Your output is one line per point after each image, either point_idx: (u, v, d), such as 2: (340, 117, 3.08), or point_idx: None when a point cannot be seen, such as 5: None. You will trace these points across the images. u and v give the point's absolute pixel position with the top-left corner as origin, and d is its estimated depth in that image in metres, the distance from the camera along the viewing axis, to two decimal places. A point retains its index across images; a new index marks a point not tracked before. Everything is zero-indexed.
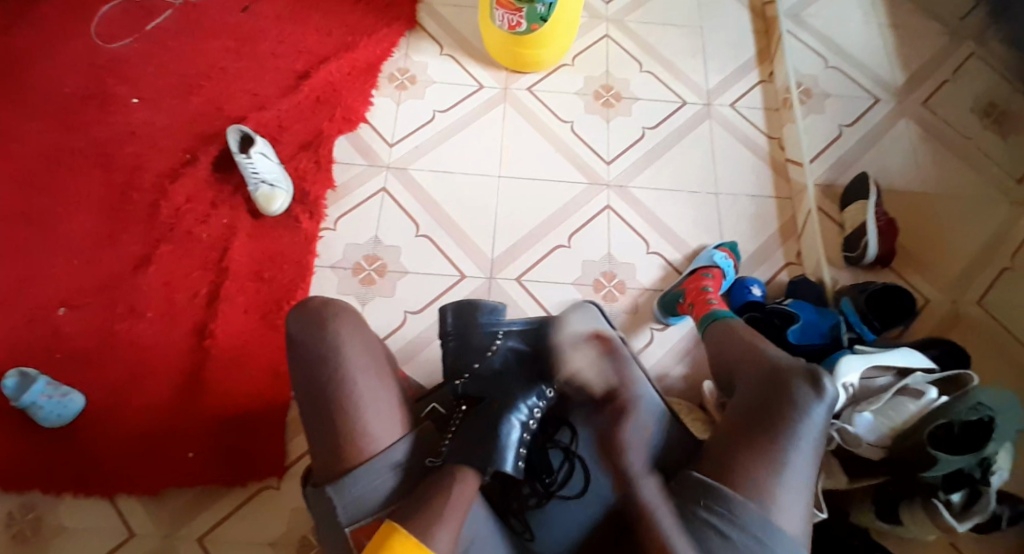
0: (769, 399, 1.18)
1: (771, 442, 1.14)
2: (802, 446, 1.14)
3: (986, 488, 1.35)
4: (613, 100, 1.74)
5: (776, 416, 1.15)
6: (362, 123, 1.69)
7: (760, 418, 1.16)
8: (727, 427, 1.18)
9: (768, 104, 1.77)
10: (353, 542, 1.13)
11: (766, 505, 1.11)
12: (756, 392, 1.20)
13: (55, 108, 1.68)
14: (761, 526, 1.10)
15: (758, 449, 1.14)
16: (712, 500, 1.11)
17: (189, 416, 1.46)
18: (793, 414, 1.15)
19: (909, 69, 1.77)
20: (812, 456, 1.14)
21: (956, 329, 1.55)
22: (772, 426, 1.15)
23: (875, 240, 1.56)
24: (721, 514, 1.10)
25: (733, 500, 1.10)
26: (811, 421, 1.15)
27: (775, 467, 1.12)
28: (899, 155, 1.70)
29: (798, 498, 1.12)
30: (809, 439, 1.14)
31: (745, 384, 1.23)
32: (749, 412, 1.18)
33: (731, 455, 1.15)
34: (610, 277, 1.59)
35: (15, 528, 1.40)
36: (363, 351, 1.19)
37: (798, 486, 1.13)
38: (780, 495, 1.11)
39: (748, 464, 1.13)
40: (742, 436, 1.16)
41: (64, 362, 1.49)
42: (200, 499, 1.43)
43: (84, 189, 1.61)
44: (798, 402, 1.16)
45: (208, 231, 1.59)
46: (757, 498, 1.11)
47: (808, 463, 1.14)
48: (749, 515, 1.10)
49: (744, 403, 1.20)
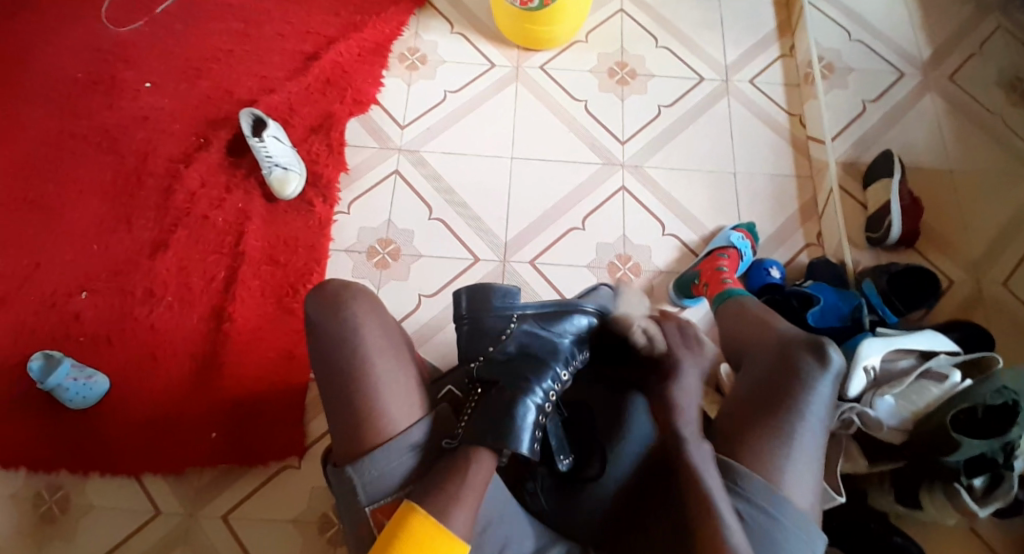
0: (774, 373, 1.17)
1: (777, 416, 1.13)
2: (809, 420, 1.12)
3: (1009, 473, 1.32)
4: (627, 77, 1.70)
5: (781, 389, 1.14)
6: (372, 105, 1.67)
7: (765, 391, 1.15)
8: (732, 404, 1.17)
9: (789, 79, 1.72)
10: (371, 522, 1.13)
11: (775, 480, 1.10)
12: (764, 366, 1.19)
13: (68, 95, 1.68)
14: (770, 501, 1.09)
15: (765, 424, 1.13)
16: (719, 476, 1.12)
17: (209, 398, 1.49)
18: (801, 389, 1.14)
19: (935, 41, 1.71)
20: (821, 429, 1.13)
21: (980, 309, 1.51)
22: (776, 400, 1.14)
23: (898, 221, 1.52)
24: (729, 491, 1.11)
25: (742, 477, 1.10)
26: (818, 393, 1.14)
27: (781, 442, 1.11)
28: (925, 130, 1.64)
29: (809, 473, 1.11)
30: (816, 413, 1.13)
31: (753, 359, 1.22)
32: (755, 386, 1.17)
33: (735, 432, 1.14)
34: (625, 260, 1.57)
35: (43, 508, 1.44)
36: (378, 332, 1.19)
37: (808, 460, 1.11)
38: (790, 471, 1.10)
39: (756, 441, 1.12)
40: (748, 412, 1.15)
41: (85, 348, 1.51)
42: (221, 479, 1.46)
43: (99, 174, 1.62)
44: (803, 374, 1.15)
45: (222, 216, 1.59)
46: (766, 475, 1.10)
47: (817, 436, 1.12)
48: (759, 491, 1.09)
49: (751, 378, 1.19)
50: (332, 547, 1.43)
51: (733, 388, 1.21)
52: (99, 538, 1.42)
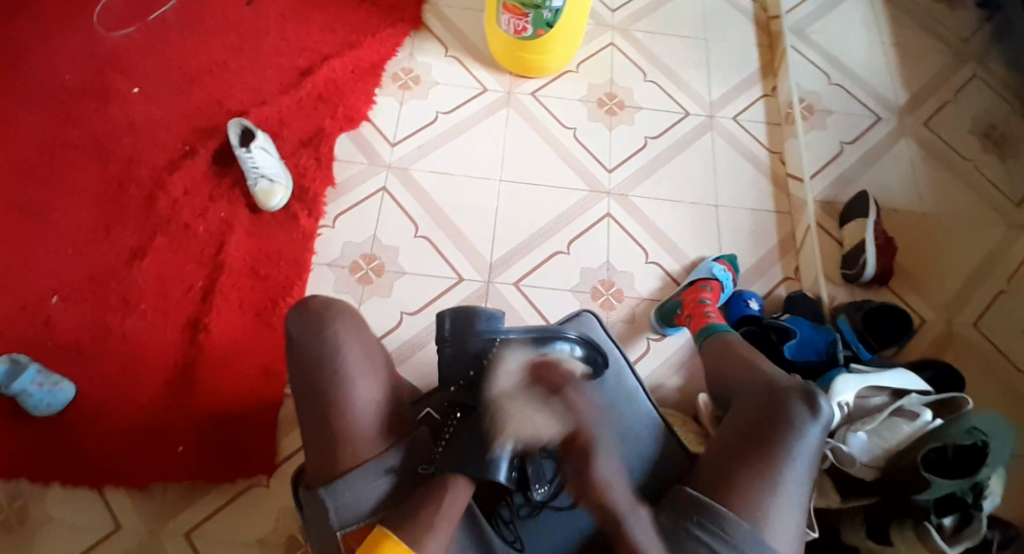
0: (764, 418, 1.18)
1: (766, 462, 1.14)
2: (796, 467, 1.14)
3: (978, 512, 1.34)
4: (616, 108, 1.74)
5: (770, 435, 1.16)
6: (364, 122, 1.68)
7: (755, 436, 1.16)
8: (720, 445, 1.18)
9: (770, 119, 1.77)
10: (342, 546, 1.14)
11: (760, 526, 1.11)
12: (755, 410, 1.20)
13: (54, 97, 1.66)
14: (752, 544, 1.10)
15: (753, 469, 1.14)
16: (706, 519, 1.11)
17: (180, 410, 1.44)
18: (790, 434, 1.15)
19: (910, 89, 1.78)
20: (806, 477, 1.14)
21: (950, 347, 1.56)
22: (763, 442, 1.15)
23: (873, 259, 1.56)
24: (714, 534, 1.10)
25: (729, 520, 1.10)
26: (806, 439, 1.15)
27: (767, 485, 1.12)
28: (899, 174, 1.70)
29: (791, 520, 1.13)
30: (803, 460, 1.14)
31: (741, 402, 1.23)
32: (744, 430, 1.18)
33: (722, 472, 1.15)
34: (608, 286, 1.59)
35: (1, 517, 1.38)
36: (361, 352, 1.19)
37: (791, 507, 1.13)
38: (775, 517, 1.12)
39: (744, 483, 1.13)
40: (735, 453, 1.16)
41: (54, 353, 1.46)
42: (187, 494, 1.41)
43: (80, 178, 1.59)
44: (793, 421, 1.16)
45: (205, 225, 1.57)
46: (751, 516, 1.11)
47: (802, 484, 1.14)
48: (743, 535, 1.10)
49: (740, 421, 1.20)
50: None
51: (720, 429, 1.22)
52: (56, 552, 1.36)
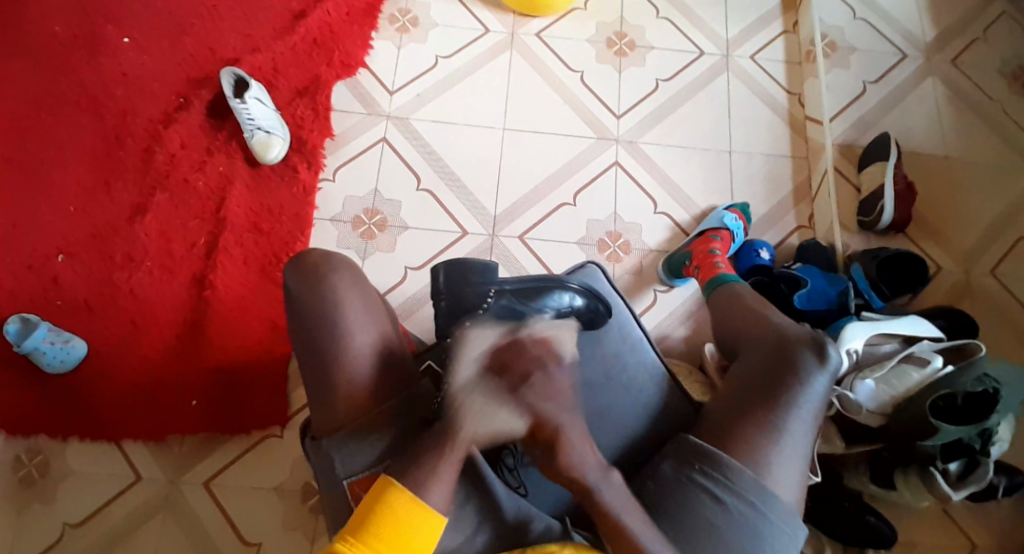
0: (772, 367, 1.15)
1: (771, 411, 1.12)
2: (803, 416, 1.12)
3: (985, 458, 1.34)
4: (626, 48, 1.66)
5: (778, 385, 1.13)
6: (362, 69, 1.62)
7: (762, 385, 1.14)
8: (725, 397, 1.16)
9: (790, 56, 1.68)
10: (349, 494, 1.11)
11: (764, 474, 1.09)
12: (761, 359, 1.17)
13: (42, 47, 1.60)
14: (758, 495, 1.08)
15: (760, 420, 1.11)
16: (709, 467, 1.10)
17: (191, 364, 1.45)
18: (795, 383, 1.12)
19: (938, 25, 1.69)
20: (812, 425, 1.12)
21: (968, 297, 1.51)
22: (770, 394, 1.13)
23: (891, 205, 1.51)
24: (719, 484, 1.09)
25: (731, 468, 1.09)
26: (812, 388, 1.13)
27: (772, 436, 1.10)
28: (924, 115, 1.62)
29: (796, 466, 1.11)
30: (810, 409, 1.12)
31: (748, 351, 1.20)
32: (751, 380, 1.15)
33: (726, 424, 1.13)
34: (615, 238, 1.55)
35: (22, 473, 1.40)
36: (359, 305, 1.15)
37: (798, 454, 1.11)
38: (779, 465, 1.10)
39: (749, 433, 1.11)
40: (741, 404, 1.13)
41: (63, 312, 1.46)
42: (204, 445, 1.43)
43: (75, 133, 1.55)
44: (800, 370, 1.13)
45: (203, 179, 1.54)
46: (755, 467, 1.10)
47: (809, 432, 1.12)
48: (748, 485, 1.08)
49: (746, 371, 1.17)
50: (314, 515, 1.41)
51: (728, 381, 1.19)
52: (78, 503, 1.39)
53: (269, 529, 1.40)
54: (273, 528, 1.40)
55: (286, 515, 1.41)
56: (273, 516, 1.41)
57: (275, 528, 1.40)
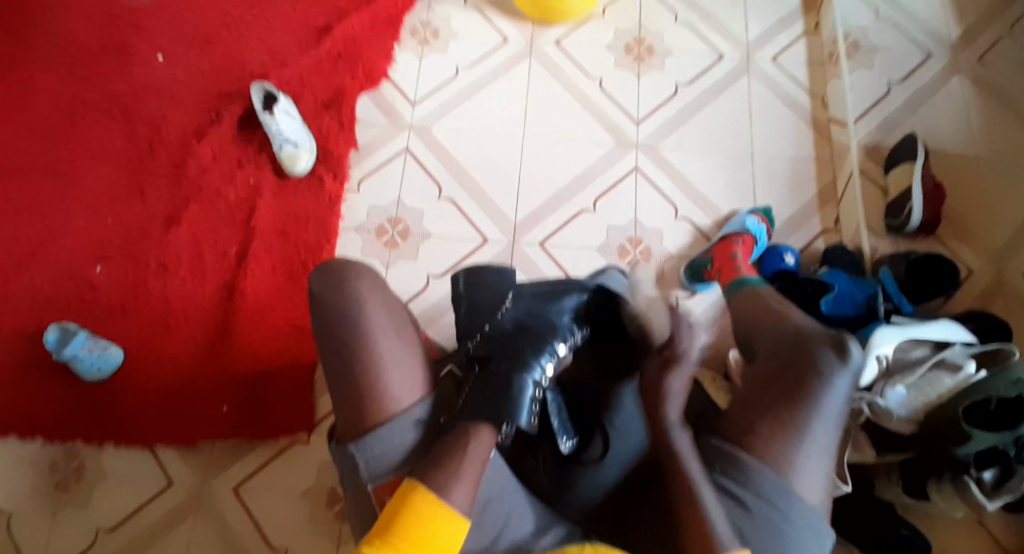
0: (792, 366, 1.14)
1: (791, 410, 1.10)
2: (825, 415, 1.10)
3: (1021, 466, 1.29)
4: (645, 54, 1.67)
5: (800, 383, 1.11)
6: (384, 80, 1.66)
7: (782, 384, 1.13)
8: (745, 395, 1.15)
9: (813, 58, 1.67)
10: (373, 497, 1.12)
11: (786, 474, 1.08)
12: (782, 359, 1.16)
13: (82, 66, 1.68)
14: (779, 494, 1.07)
15: (780, 418, 1.10)
16: (728, 466, 1.10)
17: (222, 371, 1.49)
18: (816, 381, 1.11)
19: (964, 23, 1.66)
20: (835, 426, 1.11)
21: (1000, 296, 1.47)
22: (791, 392, 1.11)
23: (920, 207, 1.47)
24: (738, 482, 1.08)
25: (751, 468, 1.08)
26: (834, 387, 1.11)
27: (793, 435, 1.09)
28: (953, 115, 1.59)
29: (818, 467, 1.09)
30: (832, 407, 1.10)
31: (769, 352, 1.18)
32: (769, 379, 1.14)
33: (746, 423, 1.12)
34: (636, 243, 1.54)
35: (57, 476, 1.45)
36: (384, 312, 1.16)
37: (819, 454, 1.09)
38: (801, 465, 1.08)
39: (770, 432, 1.09)
40: (761, 402, 1.12)
41: (99, 319, 1.51)
42: (234, 451, 1.47)
43: (112, 148, 1.62)
44: (821, 368, 1.12)
45: (233, 190, 1.58)
46: (777, 467, 1.08)
47: (831, 433, 1.10)
48: (770, 484, 1.07)
49: (766, 371, 1.16)
50: (339, 520, 1.43)
51: (747, 381, 1.17)
52: (112, 506, 1.44)
53: (296, 534, 1.42)
54: (299, 532, 1.42)
55: (313, 520, 1.43)
56: (301, 521, 1.43)
57: (301, 533, 1.42)
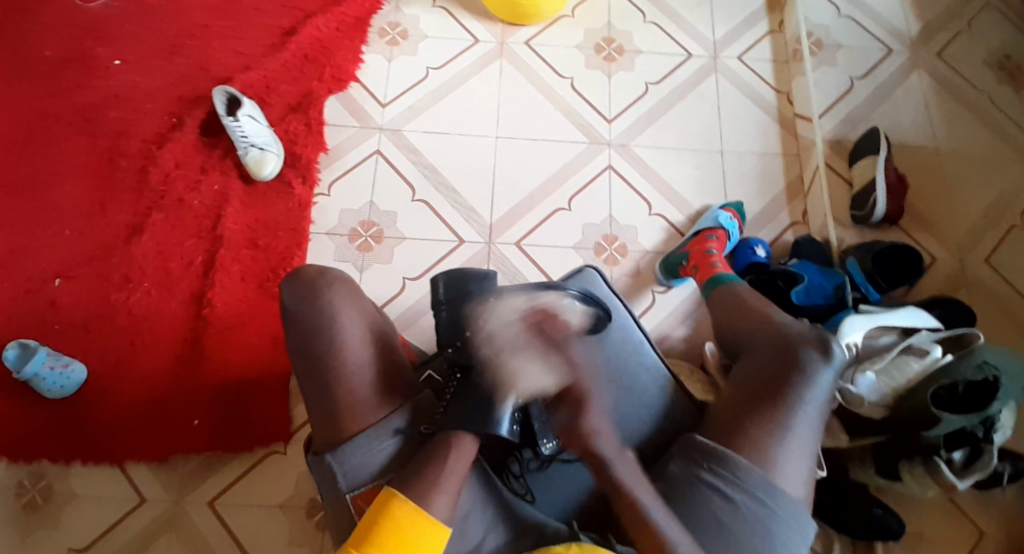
0: (777, 364, 1.15)
1: (777, 409, 1.11)
2: (809, 413, 1.12)
3: (988, 446, 1.33)
4: (614, 54, 1.68)
5: (784, 382, 1.13)
6: (353, 82, 1.63)
7: (767, 384, 1.14)
8: (731, 394, 1.15)
9: (777, 55, 1.70)
10: (353, 508, 1.09)
11: (773, 471, 1.09)
12: (766, 358, 1.17)
13: (34, 72, 1.61)
14: (767, 492, 1.08)
15: (766, 416, 1.11)
16: (717, 466, 1.09)
17: (192, 384, 1.44)
18: (801, 380, 1.13)
19: (921, 20, 1.72)
20: (819, 421, 1.12)
21: (964, 286, 1.52)
22: (776, 391, 1.12)
23: (884, 198, 1.52)
24: (727, 481, 1.09)
25: (741, 468, 1.09)
26: (817, 384, 1.13)
27: (779, 433, 1.10)
28: (912, 109, 1.64)
29: (804, 464, 1.11)
30: (816, 407, 1.12)
31: (752, 351, 1.19)
32: (753, 379, 1.15)
33: (732, 422, 1.12)
34: (611, 241, 1.55)
35: (24, 498, 1.39)
36: (358, 320, 1.15)
37: (805, 453, 1.11)
38: (788, 463, 1.10)
39: (757, 432, 1.10)
40: (746, 401, 1.13)
41: (61, 335, 1.46)
42: (207, 464, 1.42)
43: (69, 156, 1.56)
44: (806, 369, 1.13)
45: (199, 198, 1.54)
46: (764, 464, 1.09)
47: (816, 430, 1.12)
48: (758, 482, 1.08)
49: (749, 371, 1.17)
50: (320, 531, 1.40)
51: (731, 378, 1.18)
52: (82, 528, 1.38)
53: (276, 547, 1.39)
54: (279, 545, 1.39)
55: (292, 532, 1.40)
56: (279, 533, 1.40)
57: (280, 546, 1.39)
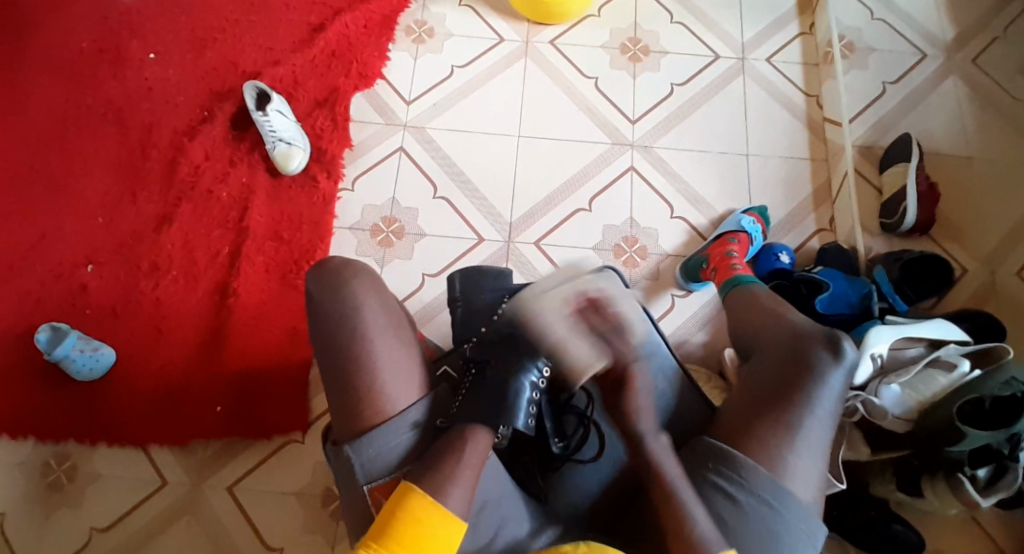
0: (787, 365, 1.13)
1: (787, 410, 1.09)
2: (818, 414, 1.09)
3: (1014, 464, 1.28)
4: (640, 54, 1.67)
5: (794, 383, 1.10)
6: (378, 79, 1.65)
7: (776, 384, 1.11)
8: (740, 393, 1.13)
9: (807, 58, 1.68)
10: (370, 502, 1.08)
11: (780, 474, 1.07)
12: (775, 358, 1.14)
13: (73, 65, 1.66)
14: (774, 495, 1.06)
15: (773, 418, 1.09)
16: (723, 466, 1.08)
17: (217, 371, 1.48)
18: (810, 381, 1.10)
19: (959, 23, 1.67)
20: (829, 423, 1.10)
21: (994, 298, 1.47)
22: (785, 393, 1.10)
23: (914, 206, 1.48)
24: (733, 482, 1.07)
25: (746, 468, 1.07)
26: (828, 386, 1.10)
27: (786, 435, 1.08)
28: (945, 115, 1.60)
29: (812, 465, 1.08)
30: (826, 407, 1.09)
31: (763, 350, 1.17)
32: (765, 378, 1.13)
33: (739, 422, 1.11)
34: (631, 243, 1.55)
35: (50, 477, 1.44)
36: (381, 312, 1.14)
37: (813, 456, 1.08)
38: (795, 465, 1.07)
39: (763, 433, 1.08)
40: (755, 402, 1.11)
41: (91, 320, 1.50)
42: (228, 451, 1.46)
43: (103, 147, 1.61)
44: (816, 368, 1.11)
45: (226, 190, 1.57)
46: (771, 466, 1.07)
47: (826, 432, 1.09)
48: (765, 485, 1.06)
49: (760, 369, 1.15)
50: (334, 521, 1.42)
51: (742, 378, 1.16)
52: (103, 509, 1.42)
53: (288, 534, 1.41)
54: (294, 532, 1.41)
55: (307, 519, 1.42)
56: (295, 521, 1.42)
57: (295, 534, 1.41)
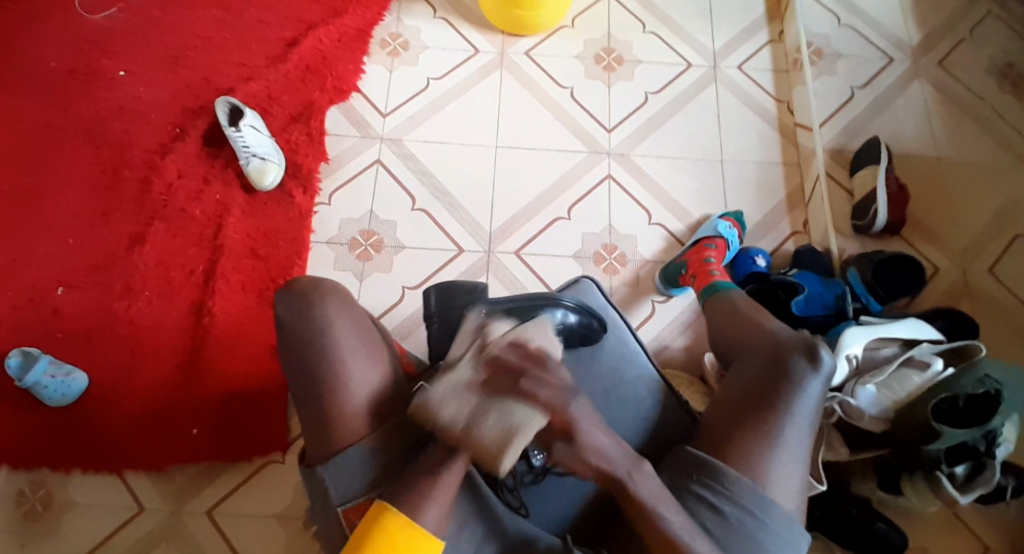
0: (765, 376, 1.13)
1: (767, 420, 1.09)
2: (798, 422, 1.09)
3: (990, 460, 1.29)
4: (614, 64, 1.69)
5: (772, 394, 1.11)
6: (354, 92, 1.65)
7: (752, 393, 1.12)
8: (721, 404, 1.14)
9: (777, 65, 1.71)
10: (342, 521, 1.06)
11: (762, 482, 1.07)
12: (754, 371, 1.14)
13: (40, 84, 1.63)
14: (757, 503, 1.06)
15: (754, 429, 1.09)
16: (706, 477, 1.08)
17: (192, 392, 1.45)
18: (787, 391, 1.10)
19: (922, 28, 1.72)
20: (809, 430, 1.10)
21: (967, 296, 1.51)
22: (764, 404, 1.10)
23: (885, 208, 1.50)
24: (716, 492, 1.07)
25: (728, 477, 1.07)
26: (806, 394, 1.10)
27: (767, 444, 1.08)
28: (914, 118, 1.64)
29: (794, 473, 1.09)
30: (805, 415, 1.10)
31: (741, 363, 1.17)
32: (744, 389, 1.13)
33: (721, 433, 1.11)
34: (611, 250, 1.55)
35: (22, 507, 1.39)
36: (352, 331, 1.11)
37: (794, 464, 1.09)
38: (777, 474, 1.08)
39: (745, 444, 1.08)
40: (736, 413, 1.11)
41: (62, 344, 1.46)
42: (206, 473, 1.42)
43: (73, 166, 1.57)
44: (794, 377, 1.11)
45: (200, 207, 1.55)
46: (754, 475, 1.07)
47: (806, 439, 1.10)
48: (747, 493, 1.06)
49: (739, 380, 1.15)
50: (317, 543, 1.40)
51: (722, 389, 1.17)
52: (79, 538, 1.38)
53: None
54: None
55: (289, 541, 1.40)
56: (276, 543, 1.39)
57: None
